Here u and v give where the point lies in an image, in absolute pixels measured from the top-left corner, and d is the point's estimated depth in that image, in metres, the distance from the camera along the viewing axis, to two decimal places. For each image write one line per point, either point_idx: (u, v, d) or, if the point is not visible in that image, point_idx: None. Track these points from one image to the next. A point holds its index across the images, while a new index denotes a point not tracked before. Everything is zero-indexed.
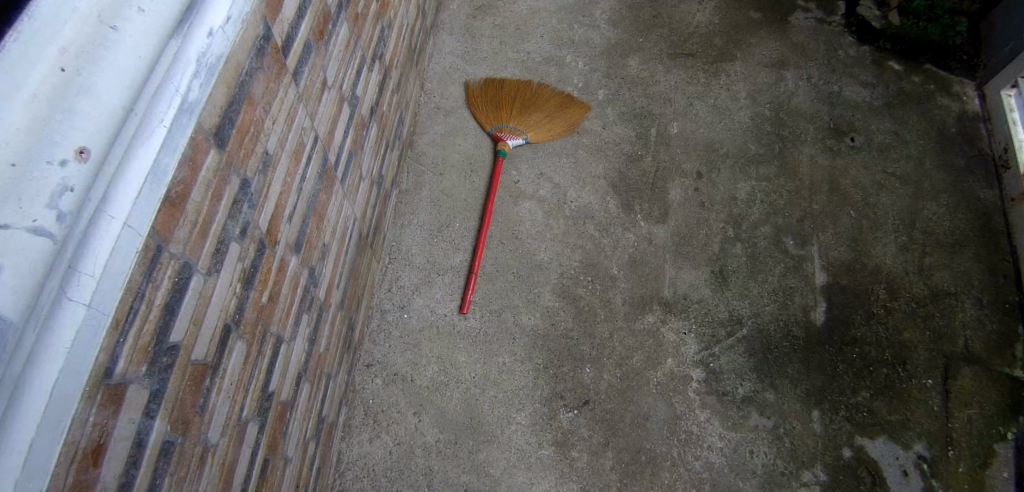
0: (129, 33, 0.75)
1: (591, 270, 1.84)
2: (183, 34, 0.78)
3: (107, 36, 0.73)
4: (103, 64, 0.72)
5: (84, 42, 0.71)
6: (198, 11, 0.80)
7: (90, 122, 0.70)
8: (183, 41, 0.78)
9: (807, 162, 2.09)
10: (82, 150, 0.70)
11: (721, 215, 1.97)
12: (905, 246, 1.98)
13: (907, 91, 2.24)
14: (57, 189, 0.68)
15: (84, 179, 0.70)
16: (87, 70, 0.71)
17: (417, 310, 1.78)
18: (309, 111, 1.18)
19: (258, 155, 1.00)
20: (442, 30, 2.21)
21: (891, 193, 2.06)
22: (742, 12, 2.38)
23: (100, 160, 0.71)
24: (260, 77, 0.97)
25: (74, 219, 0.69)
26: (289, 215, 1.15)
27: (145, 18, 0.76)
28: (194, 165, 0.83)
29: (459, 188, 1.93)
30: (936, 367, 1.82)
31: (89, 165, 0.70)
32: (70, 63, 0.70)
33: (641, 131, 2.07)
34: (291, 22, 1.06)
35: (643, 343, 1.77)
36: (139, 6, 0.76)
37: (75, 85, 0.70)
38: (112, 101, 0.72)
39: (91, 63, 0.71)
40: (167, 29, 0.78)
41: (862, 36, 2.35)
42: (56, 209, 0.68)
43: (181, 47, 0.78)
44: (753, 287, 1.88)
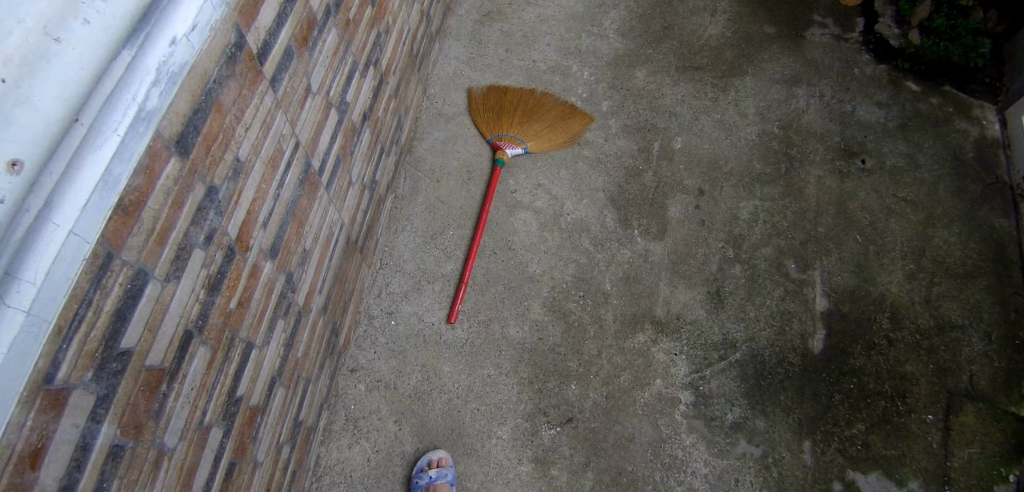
0: (74, 46, 0.75)
1: (583, 284, 1.81)
2: (140, 44, 0.78)
3: (49, 49, 0.73)
4: (43, 76, 0.72)
5: (25, 54, 0.71)
6: (158, 19, 0.80)
7: (24, 135, 0.70)
8: (140, 51, 0.77)
9: (815, 183, 2.03)
10: (14, 162, 0.70)
11: (722, 234, 1.92)
12: (912, 275, 1.92)
13: (924, 113, 2.18)
14: None
15: (15, 191, 0.69)
16: (26, 84, 0.71)
17: (406, 316, 1.76)
18: (289, 117, 1.18)
19: (228, 162, 1.00)
20: (448, 34, 2.20)
21: (901, 219, 2.00)
22: (756, 26, 2.32)
23: (33, 175, 0.71)
24: (231, 85, 0.98)
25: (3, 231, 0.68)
26: (264, 221, 1.15)
27: (91, 29, 0.76)
28: (151, 172, 0.83)
29: (455, 196, 1.91)
30: (938, 402, 1.76)
31: (22, 179, 0.70)
32: (10, 75, 0.70)
33: (643, 145, 2.03)
34: (268, 30, 1.06)
35: (632, 362, 1.74)
36: (85, 17, 0.75)
37: (12, 98, 0.70)
38: (54, 115, 0.72)
39: (30, 77, 0.71)
40: (117, 40, 0.78)
41: (879, 55, 2.29)
42: None
43: (138, 57, 0.77)
44: (750, 309, 1.83)
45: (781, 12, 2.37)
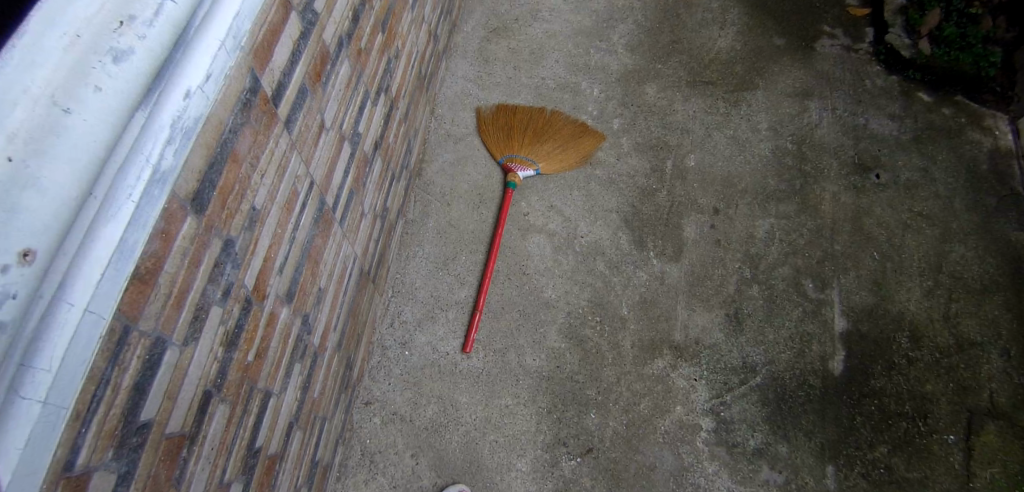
0: (87, 115, 0.70)
1: (600, 309, 1.78)
2: (153, 102, 0.73)
3: (59, 121, 0.68)
4: (54, 152, 0.67)
5: (35, 127, 0.67)
6: (171, 73, 0.75)
7: (35, 221, 0.65)
8: (152, 110, 0.73)
9: (830, 200, 2.01)
10: (26, 252, 0.65)
11: (738, 254, 1.89)
12: (930, 292, 1.89)
13: (936, 124, 2.15)
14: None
15: (27, 285, 0.65)
16: (35, 162, 0.66)
17: (420, 346, 1.72)
18: (304, 157, 1.13)
19: (244, 213, 0.94)
20: (455, 52, 2.16)
21: (917, 234, 1.97)
22: (766, 37, 2.28)
23: (48, 261, 0.66)
24: (246, 132, 0.92)
25: (15, 321, 0.64)
26: (280, 266, 1.10)
27: (103, 95, 0.71)
28: (168, 235, 0.78)
29: (467, 220, 1.88)
30: (959, 422, 1.74)
31: (36, 269, 0.65)
32: (17, 152, 0.65)
33: (656, 163, 1.99)
34: (282, 70, 1.01)
35: (651, 389, 1.71)
36: (96, 84, 0.71)
37: (21, 178, 0.65)
38: (68, 192, 0.68)
39: (41, 153, 0.67)
40: (131, 103, 0.73)
41: (890, 65, 2.26)
42: None
43: (150, 116, 0.73)
44: (769, 332, 1.80)
45: (791, 22, 2.33)
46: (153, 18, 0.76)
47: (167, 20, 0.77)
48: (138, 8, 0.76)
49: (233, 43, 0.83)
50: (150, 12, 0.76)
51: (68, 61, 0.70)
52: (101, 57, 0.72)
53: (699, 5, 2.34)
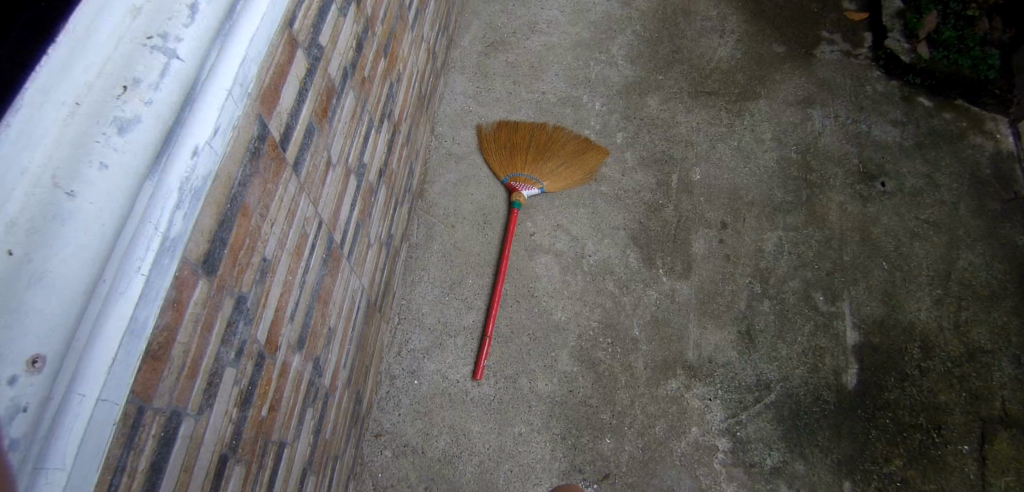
0: (92, 195, 0.64)
1: (611, 331, 1.75)
2: (161, 168, 0.69)
3: (61, 206, 0.62)
4: (58, 241, 0.61)
5: (35, 215, 0.60)
6: (178, 134, 0.70)
7: (41, 323, 0.60)
8: (159, 177, 0.68)
9: (837, 210, 1.99)
10: (35, 358, 0.59)
11: (748, 268, 1.87)
12: (940, 300, 1.88)
13: (939, 129, 2.12)
14: (9, 412, 0.57)
15: (38, 393, 0.59)
16: (39, 254, 0.60)
17: (429, 375, 1.68)
18: (312, 198, 1.08)
19: (255, 266, 0.90)
20: (452, 68, 2.11)
21: (925, 242, 1.96)
22: (765, 45, 2.26)
23: (57, 361, 0.61)
24: (256, 183, 0.87)
25: (25, 431, 0.58)
26: (291, 314, 1.06)
27: (108, 173, 0.65)
28: (179, 305, 0.74)
29: (472, 242, 1.84)
30: (973, 432, 1.72)
31: (46, 375, 0.60)
32: (18, 244, 0.59)
33: (662, 178, 1.97)
34: (289, 111, 0.95)
35: (666, 411, 1.68)
36: (101, 160, 0.65)
37: (24, 274, 0.59)
38: (76, 282, 0.62)
39: (45, 244, 0.61)
40: (138, 174, 0.67)
41: (890, 70, 2.22)
42: (8, 436, 0.57)
43: (158, 184, 0.68)
44: (782, 347, 1.78)
45: (790, 28, 2.30)
46: (159, 79, 0.70)
47: (173, 79, 0.71)
48: (142, 69, 0.69)
49: (239, 91, 0.79)
50: (156, 72, 0.70)
51: (67, 137, 0.63)
52: (104, 129, 0.66)
53: (697, 13, 2.31)
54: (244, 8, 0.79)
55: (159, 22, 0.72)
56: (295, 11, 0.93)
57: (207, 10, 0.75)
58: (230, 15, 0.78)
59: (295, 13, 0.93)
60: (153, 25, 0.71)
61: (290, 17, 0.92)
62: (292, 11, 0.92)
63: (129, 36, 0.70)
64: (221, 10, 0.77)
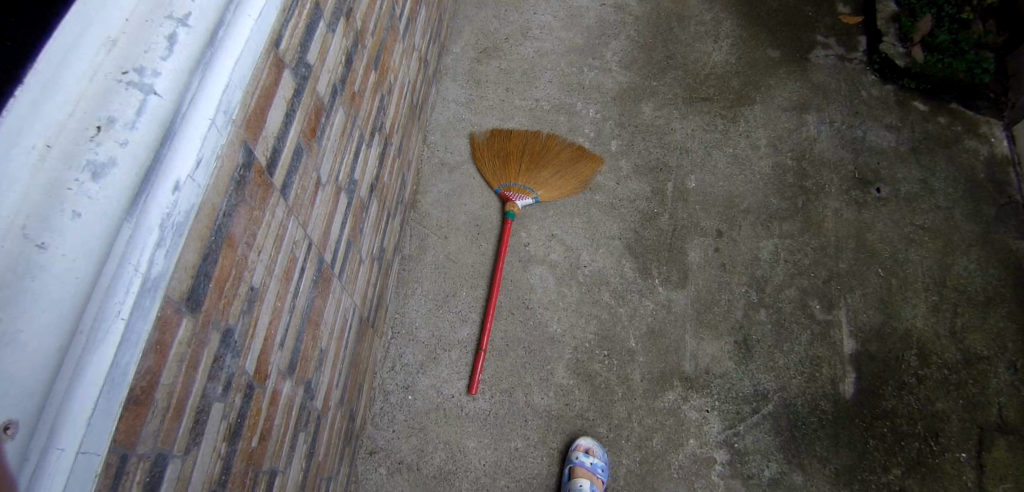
0: (65, 247, 0.62)
1: (607, 343, 1.73)
2: (140, 208, 0.66)
3: (33, 259, 0.60)
4: (31, 298, 0.59)
5: (5, 270, 0.58)
6: (157, 171, 0.68)
7: (15, 384, 0.58)
8: (139, 218, 0.66)
9: (832, 217, 1.98)
10: (8, 424, 0.57)
11: (744, 277, 1.85)
12: (936, 307, 1.87)
13: (933, 133, 2.11)
14: None
15: (15, 456, 0.58)
16: (7, 313, 0.58)
17: (423, 390, 1.66)
18: (300, 221, 1.06)
19: (242, 296, 0.89)
20: (445, 75, 2.09)
21: (920, 249, 1.95)
22: (760, 49, 2.24)
23: (32, 423, 0.59)
24: (241, 212, 0.85)
25: None
26: (280, 341, 1.05)
27: (83, 221, 0.63)
28: (162, 346, 0.73)
29: (466, 253, 1.81)
30: (971, 439, 1.71)
31: (20, 437, 0.58)
32: None
33: (657, 186, 1.95)
34: (276, 134, 0.92)
35: (663, 423, 1.66)
36: (74, 208, 0.62)
37: None
38: (51, 337, 0.61)
39: (15, 301, 0.58)
40: (115, 218, 0.65)
41: (885, 75, 2.21)
42: None
43: (137, 225, 0.66)
44: (779, 357, 1.77)
45: (784, 32, 2.29)
46: (135, 118, 0.67)
47: (150, 116, 0.69)
48: (117, 107, 0.67)
49: (224, 118, 0.77)
50: (131, 111, 0.67)
51: (39, 185, 0.61)
52: (78, 175, 0.63)
53: (692, 18, 2.29)
54: (227, 32, 0.77)
55: (134, 56, 0.69)
56: (282, 31, 0.90)
57: (186, 40, 0.73)
58: (212, 42, 0.75)
59: (281, 33, 0.90)
60: (129, 60, 0.69)
61: (277, 38, 0.89)
62: (278, 32, 0.89)
63: (104, 72, 0.67)
64: (202, 38, 0.74)
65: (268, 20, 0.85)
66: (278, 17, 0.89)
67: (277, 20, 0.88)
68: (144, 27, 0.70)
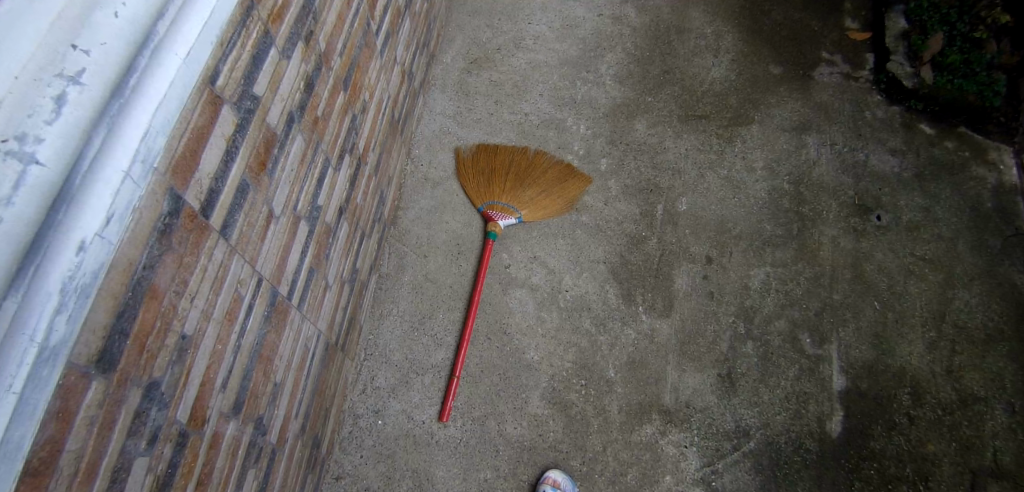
0: None
1: (585, 372, 1.67)
2: (30, 280, 0.64)
3: None
4: None
5: None
6: (51, 240, 0.65)
7: None
8: (30, 290, 0.64)
9: (829, 244, 1.90)
10: None
11: (732, 307, 1.78)
12: (933, 344, 1.78)
13: (939, 158, 2.02)
14: None
15: None
16: None
17: (394, 414, 1.63)
18: (247, 258, 1.02)
19: (170, 347, 0.86)
20: (433, 86, 2.03)
21: (920, 281, 1.86)
22: (761, 65, 2.16)
23: None
24: (168, 261, 0.82)
25: None
26: (221, 383, 1.01)
27: None
28: (67, 413, 0.72)
29: (444, 273, 1.77)
30: (962, 485, 1.63)
31: None
32: None
33: (646, 208, 1.89)
34: (213, 174, 0.88)
35: (639, 458, 1.61)
36: None
37: None
38: None
39: None
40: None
41: (891, 95, 2.12)
42: None
43: (27, 297, 0.64)
44: (764, 392, 1.70)
45: (788, 48, 2.20)
46: (12, 192, 0.64)
47: (33, 187, 0.65)
48: None
49: (141, 168, 0.73)
50: (9, 184, 0.64)
51: None
52: None
53: (692, 31, 2.22)
54: (143, 77, 0.72)
55: (17, 122, 0.65)
56: (219, 66, 0.85)
57: (78, 98, 0.68)
58: (115, 95, 0.70)
59: (218, 69, 0.85)
60: (10, 126, 0.65)
61: (212, 74, 0.84)
62: (214, 67, 0.84)
63: None
64: (99, 94, 0.70)
65: (199, 57, 0.80)
66: (214, 52, 0.84)
67: (212, 56, 0.84)
68: (30, 89, 0.66)
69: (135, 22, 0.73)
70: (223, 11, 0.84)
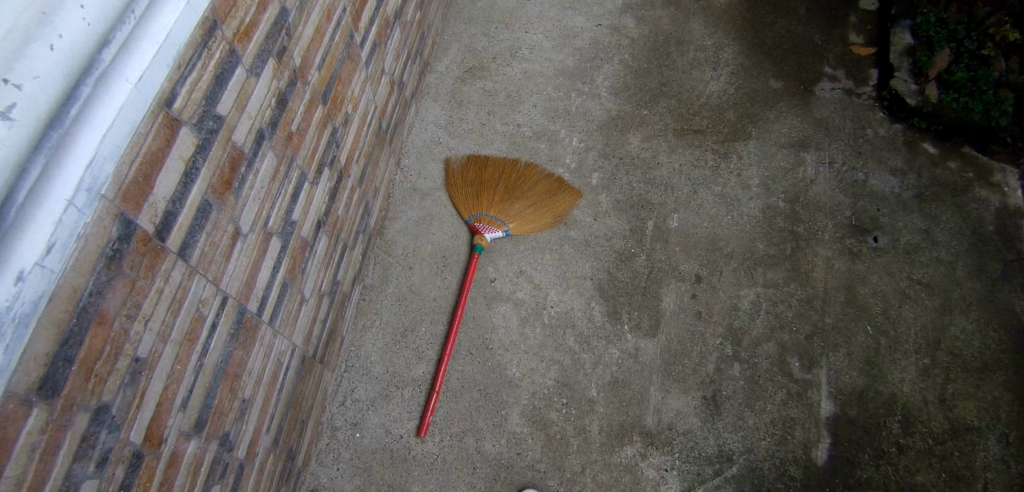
0: None
1: (567, 391, 1.66)
2: None
3: None
4: None
5: None
6: None
7: None
8: None
9: (822, 266, 1.85)
10: None
11: (720, 328, 1.75)
12: (926, 371, 1.72)
13: (942, 179, 1.95)
14: None
15: None
16: None
17: (372, 428, 1.62)
18: (210, 278, 1.01)
19: (121, 370, 0.85)
20: (426, 95, 2.04)
21: (915, 305, 1.79)
22: (761, 80, 2.12)
23: None
24: (118, 287, 0.81)
25: None
26: (182, 403, 1.01)
27: None
28: (4, 441, 0.70)
29: (429, 286, 1.76)
30: None
31: None
32: None
33: (636, 224, 1.86)
34: (169, 197, 0.87)
35: (618, 480, 1.58)
36: None
37: None
38: None
39: None
40: None
41: (894, 112, 2.06)
42: None
43: None
44: (749, 417, 1.66)
45: (790, 62, 2.16)
46: None
47: None
48: None
49: (85, 196, 0.72)
50: None
51: None
52: None
53: (691, 43, 2.19)
54: (86, 108, 0.71)
55: None
56: (176, 88, 0.84)
57: (7, 134, 0.67)
58: (52, 127, 0.70)
59: (176, 90, 0.84)
60: None
61: (169, 96, 0.83)
62: (171, 90, 0.83)
63: None
64: (31, 130, 0.69)
65: (154, 82, 0.79)
66: (171, 75, 0.83)
67: (169, 78, 0.83)
68: None
69: (73, 53, 0.72)
70: (181, 34, 0.83)
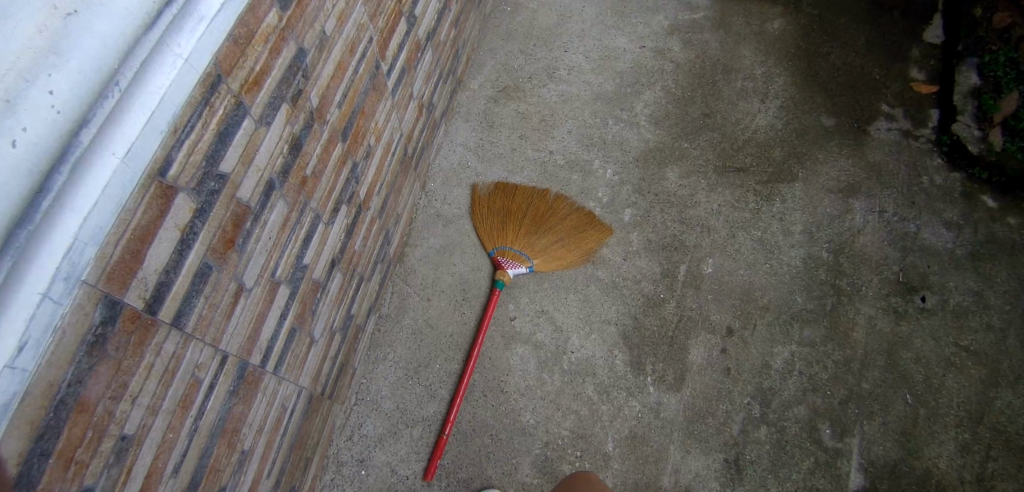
0: None
1: (581, 443, 1.59)
2: None
3: None
4: None
5: None
6: None
7: None
8: None
9: (863, 326, 1.70)
10: None
11: (748, 387, 1.65)
12: (966, 447, 1.56)
13: (999, 237, 1.76)
14: None
15: None
16: None
17: (378, 466, 1.57)
18: (209, 340, 0.95)
19: (106, 451, 0.80)
20: (457, 115, 1.99)
21: (960, 375, 1.62)
22: (812, 115, 1.98)
23: None
24: (101, 370, 0.76)
25: None
26: (173, 469, 0.95)
27: None
28: None
29: (446, 320, 1.70)
30: None
31: None
32: None
33: (668, 267, 1.77)
34: (162, 269, 0.82)
35: None
36: None
37: None
38: None
39: None
40: None
41: (955, 159, 1.87)
42: None
43: None
44: (772, 485, 1.55)
45: (844, 97, 2.01)
46: None
47: None
48: None
49: (63, 286, 0.68)
50: None
51: None
52: None
53: (739, 71, 2.07)
54: (56, 200, 0.68)
55: None
56: (172, 154, 0.79)
57: None
58: (20, 226, 0.67)
59: (171, 157, 0.79)
60: None
61: (162, 164, 0.78)
62: (165, 157, 0.78)
63: None
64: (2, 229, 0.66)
65: (145, 152, 0.75)
66: (165, 141, 0.78)
67: (163, 145, 0.78)
68: None
69: (36, 149, 0.69)
70: (177, 97, 0.78)
